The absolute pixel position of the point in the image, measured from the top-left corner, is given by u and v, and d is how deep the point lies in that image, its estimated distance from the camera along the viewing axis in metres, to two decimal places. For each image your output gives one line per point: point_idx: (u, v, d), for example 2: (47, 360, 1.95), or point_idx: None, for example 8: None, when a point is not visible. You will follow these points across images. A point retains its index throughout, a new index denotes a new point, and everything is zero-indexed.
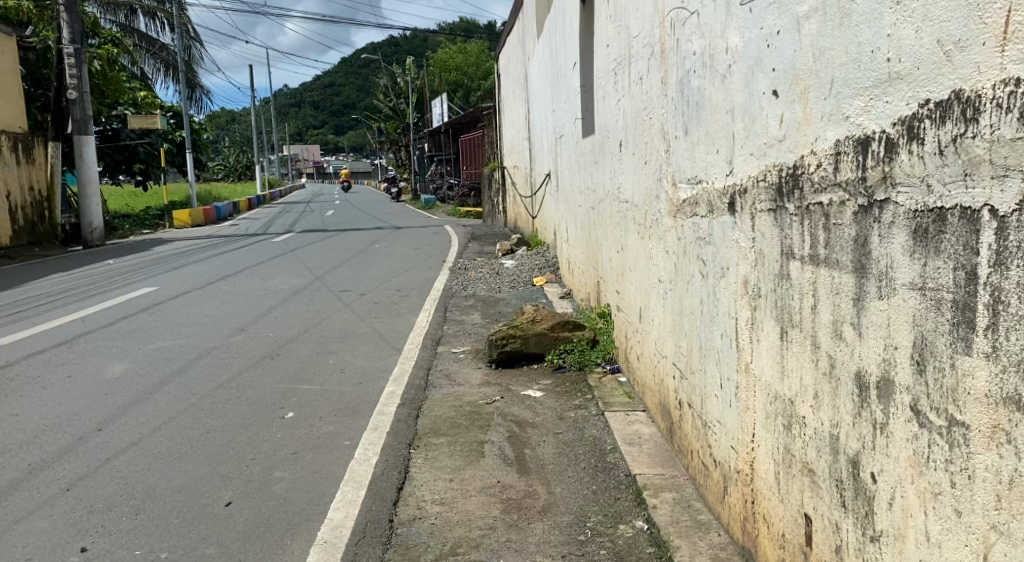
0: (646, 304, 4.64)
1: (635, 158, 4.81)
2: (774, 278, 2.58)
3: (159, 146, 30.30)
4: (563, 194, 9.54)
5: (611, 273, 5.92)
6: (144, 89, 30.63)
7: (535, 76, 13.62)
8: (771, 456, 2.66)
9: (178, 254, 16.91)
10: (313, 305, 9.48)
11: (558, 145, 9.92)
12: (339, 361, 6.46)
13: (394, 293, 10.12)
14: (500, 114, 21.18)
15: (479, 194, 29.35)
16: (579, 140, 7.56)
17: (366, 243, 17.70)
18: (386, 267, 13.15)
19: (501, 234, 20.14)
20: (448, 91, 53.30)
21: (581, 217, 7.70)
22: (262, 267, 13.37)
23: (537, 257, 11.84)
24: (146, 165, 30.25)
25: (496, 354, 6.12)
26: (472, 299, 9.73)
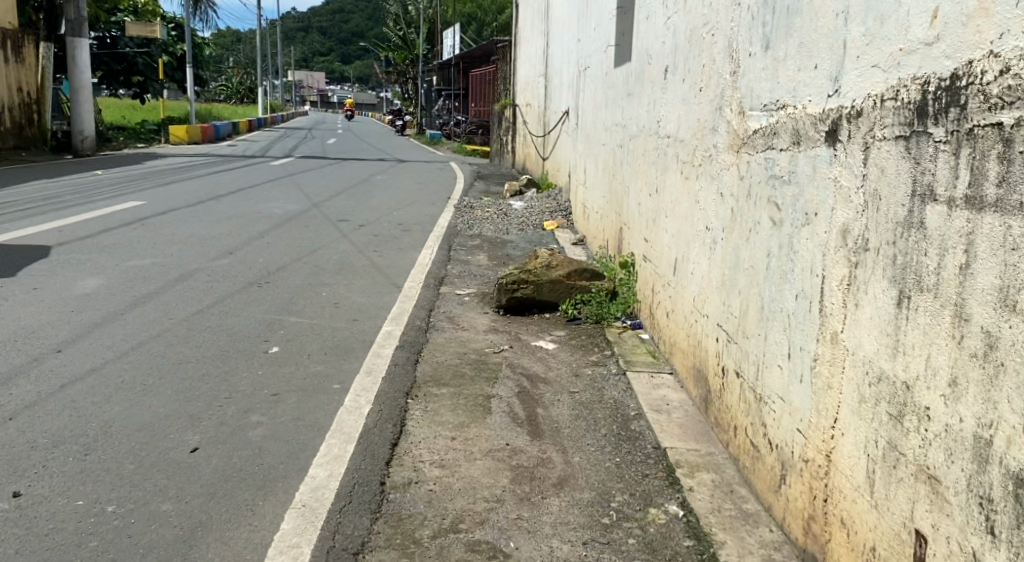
0: (686, 254, 4.08)
1: (686, 86, 4.19)
2: (895, 226, 2.02)
3: (159, 59, 29.24)
4: (584, 133, 8.88)
5: (640, 219, 5.35)
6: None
7: (559, 7, 12.79)
8: (864, 451, 2.12)
9: (172, 170, 16.24)
10: (309, 232, 8.90)
11: (582, 80, 9.22)
12: (332, 294, 5.91)
13: (395, 226, 9.52)
14: (516, 49, 20.27)
15: (487, 133, 28.47)
16: (611, 72, 6.88)
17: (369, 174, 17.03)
18: (387, 198, 12.51)
19: (509, 175, 19.45)
20: (460, 25, 51.63)
21: (605, 157, 7.09)
22: (258, 190, 12.71)
23: (548, 200, 11.22)
24: (145, 78, 29.25)
25: (505, 300, 5.58)
26: (478, 239, 9.16)
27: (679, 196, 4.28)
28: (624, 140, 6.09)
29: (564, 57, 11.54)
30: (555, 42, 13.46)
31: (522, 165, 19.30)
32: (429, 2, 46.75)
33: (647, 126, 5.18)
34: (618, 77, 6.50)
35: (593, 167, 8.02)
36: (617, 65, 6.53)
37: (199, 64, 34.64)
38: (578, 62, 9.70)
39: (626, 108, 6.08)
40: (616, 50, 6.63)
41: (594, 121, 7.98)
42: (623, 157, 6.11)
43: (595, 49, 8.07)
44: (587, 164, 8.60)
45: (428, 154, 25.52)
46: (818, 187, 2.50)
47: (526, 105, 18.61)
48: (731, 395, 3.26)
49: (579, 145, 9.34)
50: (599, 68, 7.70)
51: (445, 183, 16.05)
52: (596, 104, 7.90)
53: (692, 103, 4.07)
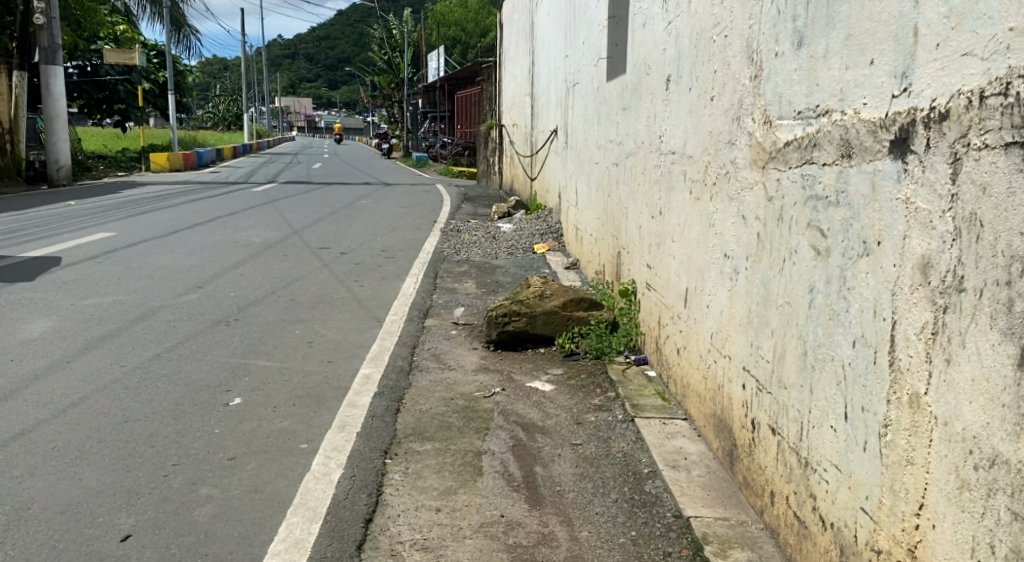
0: (699, 285, 3.60)
1: (694, 96, 3.72)
2: (1008, 260, 1.54)
3: (139, 85, 28.78)
4: (574, 152, 8.43)
5: (641, 244, 4.88)
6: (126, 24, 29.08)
7: (544, 24, 12.41)
8: (970, 552, 1.63)
9: (149, 199, 15.71)
10: (286, 262, 8.37)
11: (571, 97, 8.79)
12: (306, 332, 5.38)
13: (378, 253, 9.01)
14: (501, 68, 19.93)
15: (474, 154, 28.08)
16: (603, 86, 6.44)
17: (353, 199, 16.54)
18: (370, 223, 12.00)
19: (497, 196, 18.99)
20: (445, 47, 51.47)
21: (599, 177, 6.64)
22: (236, 217, 12.18)
23: (538, 221, 10.74)
24: (126, 105, 28.83)
25: (495, 333, 5.07)
26: (466, 264, 8.65)
27: (688, 219, 3.80)
28: (620, 158, 5.63)
29: (551, 74, 11.14)
30: (541, 59, 13.06)
31: (510, 186, 18.86)
32: (413, 25, 46.59)
33: (647, 141, 4.72)
34: (611, 91, 6.05)
35: (585, 188, 7.56)
36: (610, 79, 6.08)
37: (180, 90, 34.16)
38: (566, 78, 9.28)
39: (621, 123, 5.62)
40: (608, 62, 6.19)
41: (586, 139, 7.53)
42: (619, 176, 5.64)
43: (584, 63, 7.65)
44: (578, 184, 8.14)
45: (414, 177, 25.06)
46: (881, 210, 2.02)
47: (513, 125, 18.22)
48: (765, 454, 2.76)
49: (569, 164, 8.89)
50: (589, 83, 7.27)
51: (431, 206, 15.57)
52: (587, 121, 7.45)
53: (702, 115, 3.61)
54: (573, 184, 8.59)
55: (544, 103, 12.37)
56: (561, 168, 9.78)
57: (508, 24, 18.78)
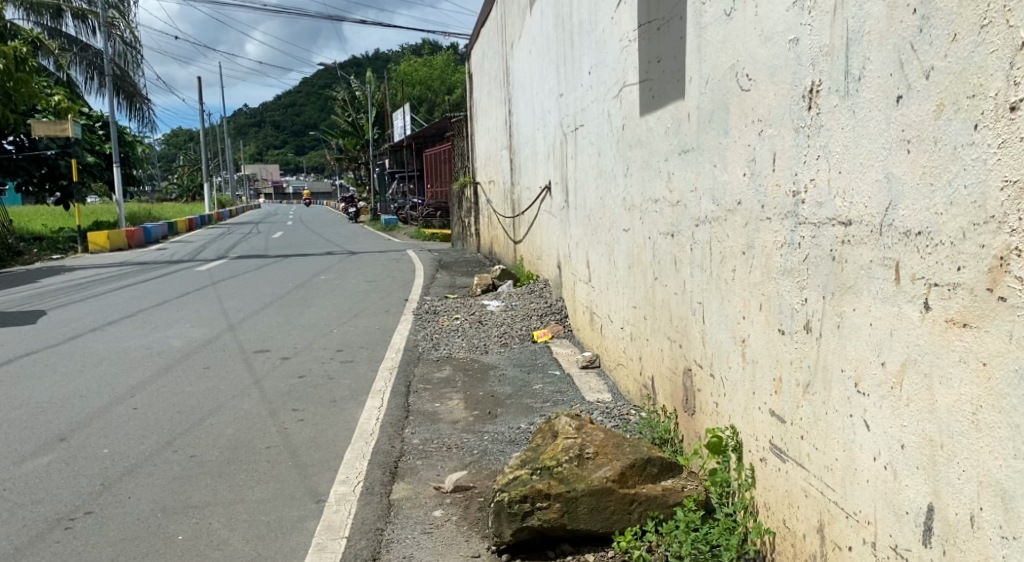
0: (997, 522, 1.62)
1: (925, 110, 1.80)
2: None
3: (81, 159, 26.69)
4: (583, 215, 6.50)
5: (750, 374, 2.92)
6: (66, 95, 27.16)
7: (523, 65, 10.66)
8: None
9: (72, 287, 13.57)
10: (206, 378, 6.25)
11: (573, 146, 6.91)
12: (194, 539, 3.27)
13: (331, 356, 6.94)
14: (472, 121, 18.28)
15: (446, 215, 26.26)
16: (634, 126, 4.56)
17: (310, 274, 14.51)
18: (327, 308, 9.97)
19: (475, 262, 17.06)
20: (410, 106, 50.10)
21: (635, 253, 4.70)
22: (162, 309, 10.02)
23: (532, 297, 8.77)
24: (67, 182, 26.69)
25: (510, 533, 3.03)
26: (447, 366, 6.61)
27: (925, 365, 1.84)
28: (681, 226, 3.70)
29: (539, 122, 9.33)
30: (521, 106, 11.26)
31: (490, 250, 16.91)
32: (376, 86, 45.34)
33: (757, 203, 2.79)
34: (653, 130, 4.17)
35: (607, 263, 5.63)
36: (651, 114, 4.21)
37: (129, 163, 31.97)
38: (561, 122, 7.46)
39: (680, 176, 3.71)
40: (644, 90, 4.31)
41: (603, 199, 5.63)
42: (681, 256, 3.70)
43: (594, 100, 5.80)
44: (592, 255, 6.21)
45: (382, 242, 23.05)
46: None
47: (489, 182, 16.44)
48: None
49: (575, 232, 6.97)
50: (605, 127, 5.42)
51: (402, 278, 13.57)
52: (603, 175, 5.56)
53: (965, 148, 1.68)
54: (583, 256, 6.64)
55: (529, 157, 10.56)
56: (561, 234, 7.86)
57: (477, 74, 17.12)
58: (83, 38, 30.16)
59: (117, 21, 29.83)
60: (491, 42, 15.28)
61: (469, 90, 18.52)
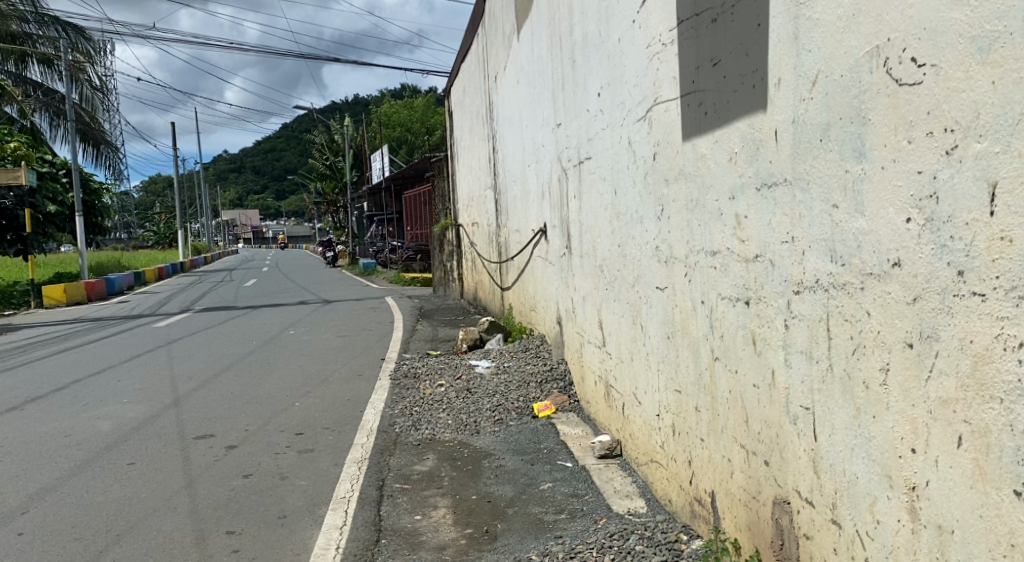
0: None
1: None
2: None
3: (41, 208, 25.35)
4: (592, 267, 5.40)
5: (932, 549, 1.81)
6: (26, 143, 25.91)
7: (510, 96, 9.65)
8: None
9: (12, 350, 12.22)
10: (127, 481, 4.98)
11: (576, 185, 5.85)
12: None
13: (287, 442, 5.72)
14: (454, 160, 17.28)
15: (428, 258, 25.12)
16: (672, 156, 3.49)
17: (279, 328, 13.25)
18: (290, 373, 8.72)
19: (459, 310, 15.89)
20: (390, 147, 49.27)
21: (676, 320, 3.58)
22: (102, 378, 8.74)
23: (528, 357, 7.61)
24: (26, 233, 25.28)
25: None
26: (431, 454, 5.39)
27: None
28: (764, 293, 2.60)
29: (529, 158, 8.28)
30: (508, 142, 10.22)
31: (475, 296, 15.76)
32: (355, 128, 44.49)
33: (942, 267, 1.73)
34: (705, 158, 3.08)
35: (629, 327, 4.50)
36: (700, 138, 3.14)
37: (96, 212, 30.60)
38: (560, 156, 6.39)
39: (759, 219, 2.62)
40: (688, 106, 3.24)
41: (622, 247, 4.53)
42: (767, 335, 2.59)
43: (607, 128, 4.75)
44: (606, 315, 5.08)
45: (359, 290, 21.78)
46: None
47: (474, 225, 15.37)
48: None
49: (580, 284, 5.87)
50: (624, 158, 4.36)
51: (379, 331, 12.35)
52: (622, 218, 4.48)
53: None
54: (593, 315, 5.51)
55: (518, 199, 9.49)
56: (562, 286, 6.76)
57: (458, 110, 16.13)
58: (47, 83, 28.95)
59: (82, 65, 28.74)
60: (473, 75, 14.34)
61: (450, 127, 17.53)
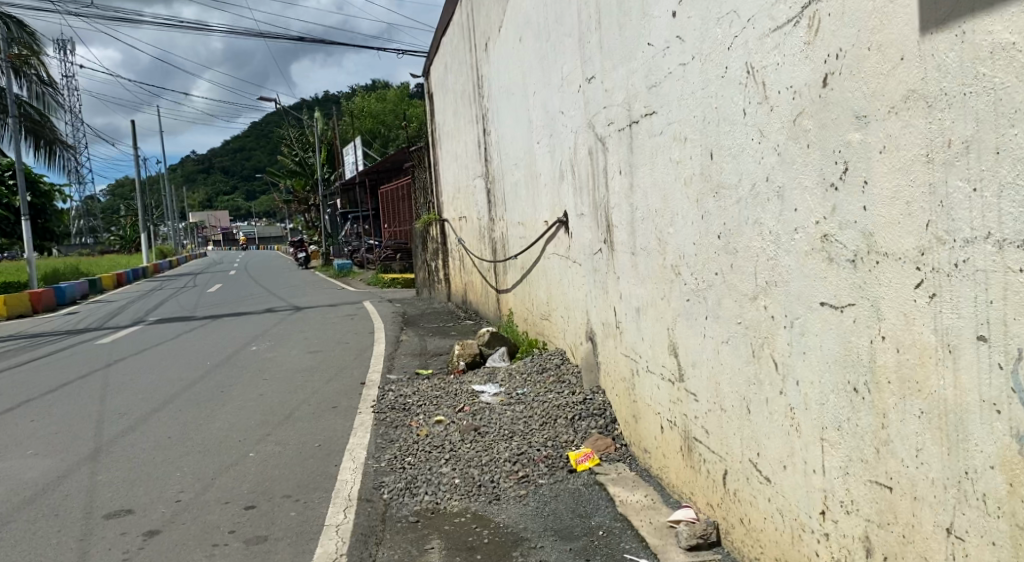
0: None
1: None
2: None
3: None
4: (657, 267, 3.85)
5: None
6: None
7: (507, 63, 8.09)
8: None
9: None
10: None
11: (621, 156, 4.31)
12: None
13: (232, 524, 4.14)
14: (435, 149, 15.67)
15: (409, 257, 23.48)
16: (880, 72, 1.95)
17: (241, 342, 11.56)
18: (248, 404, 7.08)
19: (447, 314, 14.31)
20: (363, 142, 47.41)
21: (886, 364, 2.06)
22: (10, 417, 7.04)
23: (546, 382, 6.04)
24: None
25: None
26: (435, 537, 3.81)
27: None
28: None
29: (539, 132, 6.72)
30: (506, 118, 8.64)
31: (465, 298, 14.19)
32: (326, 122, 42.60)
33: None
34: (1016, 54, 1.59)
35: (738, 360, 2.97)
36: (987, 18, 1.64)
37: (48, 216, 28.54)
38: (593, 122, 4.86)
39: None
40: None
41: (724, 238, 3.00)
42: None
43: (691, 62, 3.21)
44: (685, 337, 3.54)
45: (335, 293, 20.09)
46: None
47: (461, 219, 13.80)
48: None
49: (631, 291, 4.33)
50: (733, 99, 2.82)
51: (357, 343, 10.73)
52: (727, 193, 2.95)
53: None
54: (655, 335, 3.97)
55: (522, 185, 7.93)
56: (594, 293, 5.21)
57: (439, 91, 14.49)
58: None
59: (27, 58, 26.57)
60: (456, 50, 12.72)
61: (429, 112, 15.89)
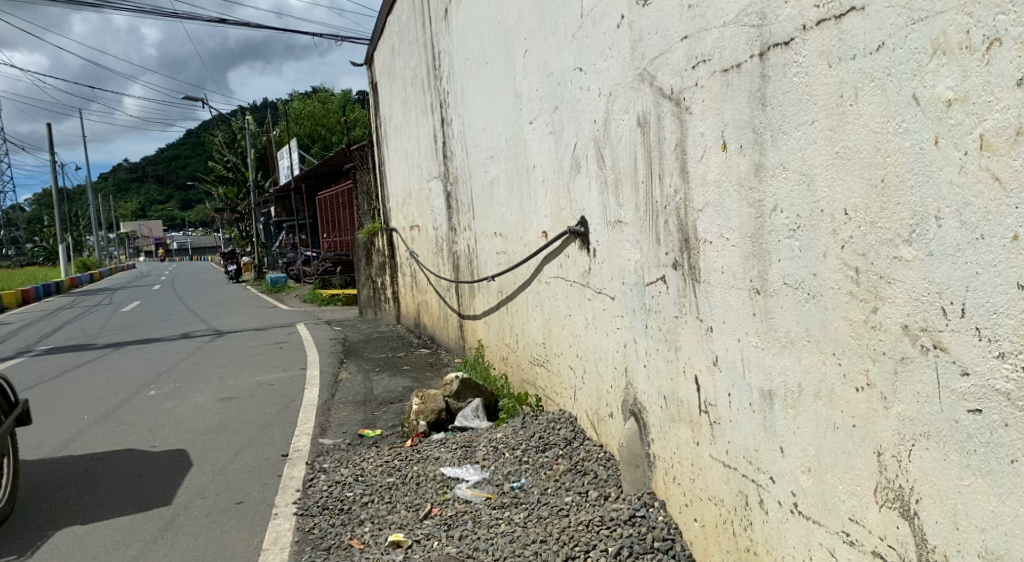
0: None
1: None
2: None
3: None
4: (845, 325, 1.93)
5: None
6: None
7: (479, 21, 6.13)
8: None
9: None
10: None
11: (727, 115, 2.41)
12: None
13: None
14: (380, 147, 13.57)
15: (350, 270, 21.25)
16: None
17: (136, 383, 9.21)
18: (114, 500, 4.87)
19: (395, 339, 12.22)
20: (302, 146, 44.75)
21: None
22: None
23: (553, 472, 4.04)
24: None
25: None
26: None
27: None
28: None
29: (532, 107, 4.80)
30: (475, 99, 6.67)
31: (417, 321, 12.13)
32: (261, 126, 39.86)
33: None
34: None
35: None
36: None
37: None
38: (656, 69, 2.93)
39: None
40: None
41: None
42: None
43: None
44: (963, 490, 1.64)
45: (266, 313, 17.71)
46: None
47: (412, 229, 11.76)
48: None
49: (746, 355, 2.41)
50: None
51: (284, 384, 8.55)
52: None
53: None
54: (829, 455, 2.05)
55: (500, 183, 5.99)
56: (644, 346, 3.28)
57: (385, 80, 12.44)
58: None
59: None
60: (405, 28, 10.69)
61: (372, 105, 13.78)
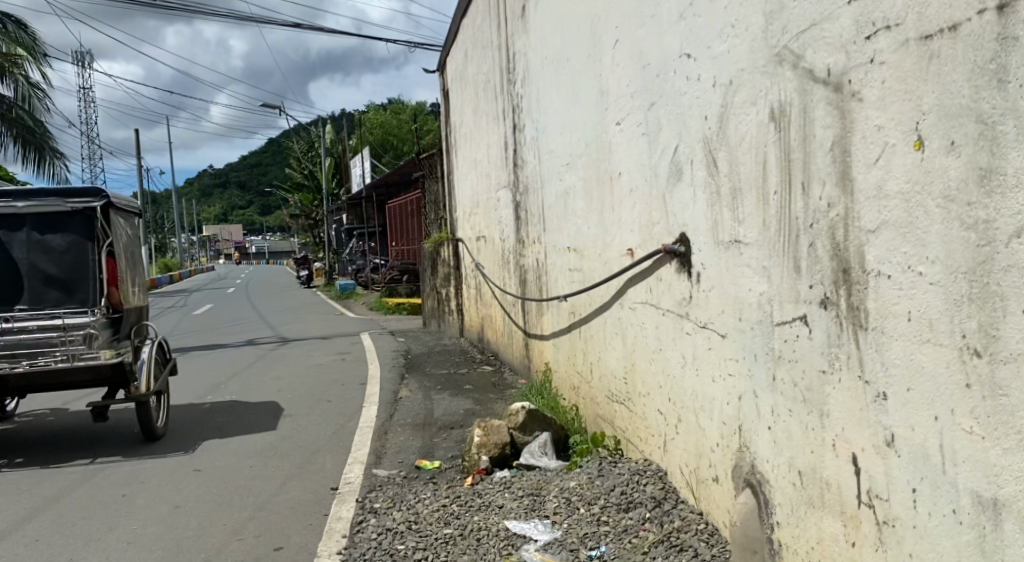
0: None
1: None
2: None
3: None
4: None
5: None
6: None
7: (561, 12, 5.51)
8: None
9: None
10: None
11: (926, 101, 1.74)
12: None
13: None
14: (449, 154, 13.09)
15: (416, 279, 20.88)
16: None
17: (190, 393, 8.84)
18: (145, 536, 4.36)
19: (460, 354, 11.67)
20: (373, 154, 44.97)
21: None
22: None
23: (641, 540, 3.33)
24: None
25: None
26: None
27: None
28: None
29: (622, 104, 4.15)
30: (553, 99, 6.04)
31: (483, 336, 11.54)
32: (334, 133, 40.17)
33: None
34: None
35: None
36: None
37: None
38: (805, 46, 2.26)
39: None
40: None
41: None
42: None
43: None
44: None
45: (330, 321, 17.43)
46: None
47: (480, 240, 11.20)
48: None
49: (951, 442, 1.73)
50: None
51: (341, 401, 8.05)
52: None
53: None
54: None
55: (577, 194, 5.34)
56: (773, 401, 2.58)
57: (456, 84, 11.95)
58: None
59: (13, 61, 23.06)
60: (479, 28, 10.15)
61: (442, 110, 13.32)
